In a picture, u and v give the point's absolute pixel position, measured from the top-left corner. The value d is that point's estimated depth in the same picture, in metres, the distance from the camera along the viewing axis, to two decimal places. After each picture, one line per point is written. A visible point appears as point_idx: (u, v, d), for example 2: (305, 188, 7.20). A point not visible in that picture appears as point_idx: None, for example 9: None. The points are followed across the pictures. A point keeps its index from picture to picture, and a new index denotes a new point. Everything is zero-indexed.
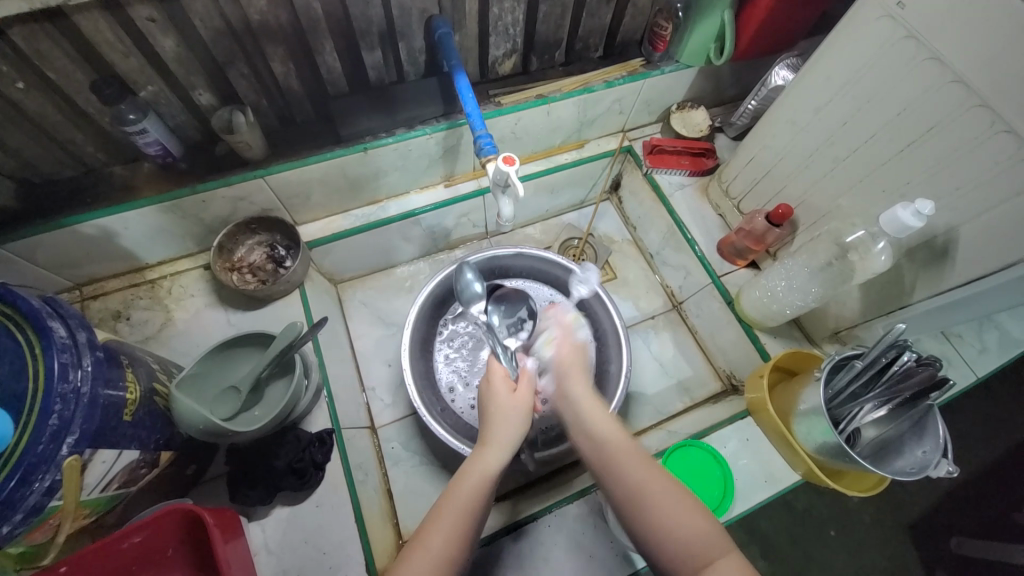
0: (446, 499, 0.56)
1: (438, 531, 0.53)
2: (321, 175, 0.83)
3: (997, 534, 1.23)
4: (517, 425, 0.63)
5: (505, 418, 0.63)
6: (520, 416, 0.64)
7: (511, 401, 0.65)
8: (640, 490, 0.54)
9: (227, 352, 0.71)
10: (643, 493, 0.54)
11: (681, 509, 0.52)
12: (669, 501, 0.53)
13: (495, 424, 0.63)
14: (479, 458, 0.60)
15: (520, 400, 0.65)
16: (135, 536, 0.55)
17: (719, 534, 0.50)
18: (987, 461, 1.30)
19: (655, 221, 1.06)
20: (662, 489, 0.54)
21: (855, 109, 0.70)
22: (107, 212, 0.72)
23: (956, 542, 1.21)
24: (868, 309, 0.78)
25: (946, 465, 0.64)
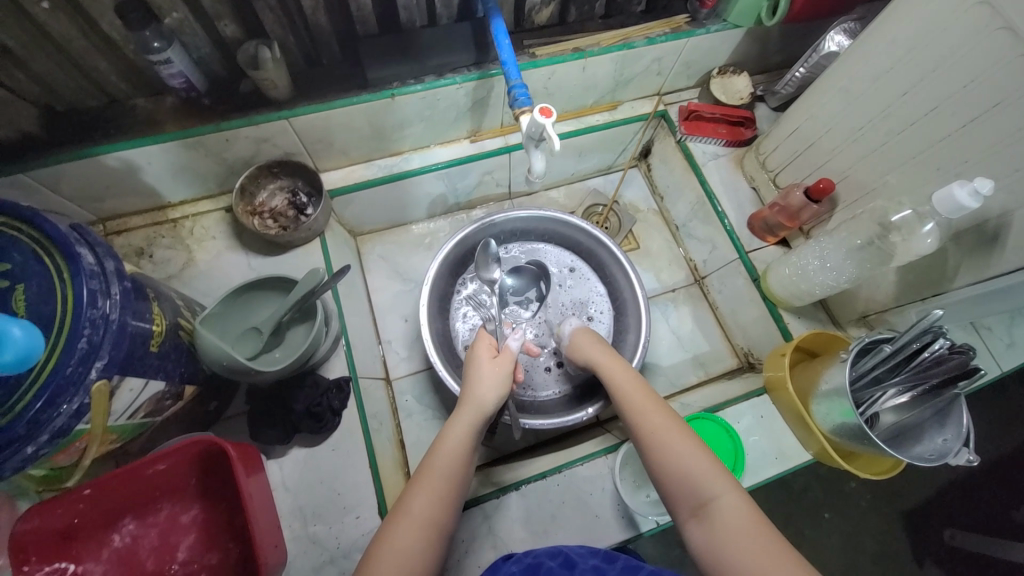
0: (434, 455, 0.59)
1: (424, 493, 0.55)
2: (345, 120, 0.80)
3: (993, 528, 1.24)
4: (498, 389, 0.65)
5: (488, 384, 0.65)
6: (501, 381, 0.66)
7: (490, 369, 0.67)
8: (652, 431, 0.58)
9: (248, 294, 0.71)
10: (655, 435, 0.58)
11: (689, 450, 0.56)
12: (678, 443, 0.56)
13: (475, 387, 0.65)
14: (461, 416, 0.62)
15: (501, 367, 0.67)
16: (160, 463, 0.56)
17: (725, 475, 0.53)
18: (993, 458, 1.29)
19: (684, 191, 1.03)
20: (673, 432, 0.57)
21: (917, 79, 0.65)
22: (130, 145, 0.71)
23: (949, 535, 1.23)
24: (902, 293, 0.76)
25: (966, 454, 0.65)
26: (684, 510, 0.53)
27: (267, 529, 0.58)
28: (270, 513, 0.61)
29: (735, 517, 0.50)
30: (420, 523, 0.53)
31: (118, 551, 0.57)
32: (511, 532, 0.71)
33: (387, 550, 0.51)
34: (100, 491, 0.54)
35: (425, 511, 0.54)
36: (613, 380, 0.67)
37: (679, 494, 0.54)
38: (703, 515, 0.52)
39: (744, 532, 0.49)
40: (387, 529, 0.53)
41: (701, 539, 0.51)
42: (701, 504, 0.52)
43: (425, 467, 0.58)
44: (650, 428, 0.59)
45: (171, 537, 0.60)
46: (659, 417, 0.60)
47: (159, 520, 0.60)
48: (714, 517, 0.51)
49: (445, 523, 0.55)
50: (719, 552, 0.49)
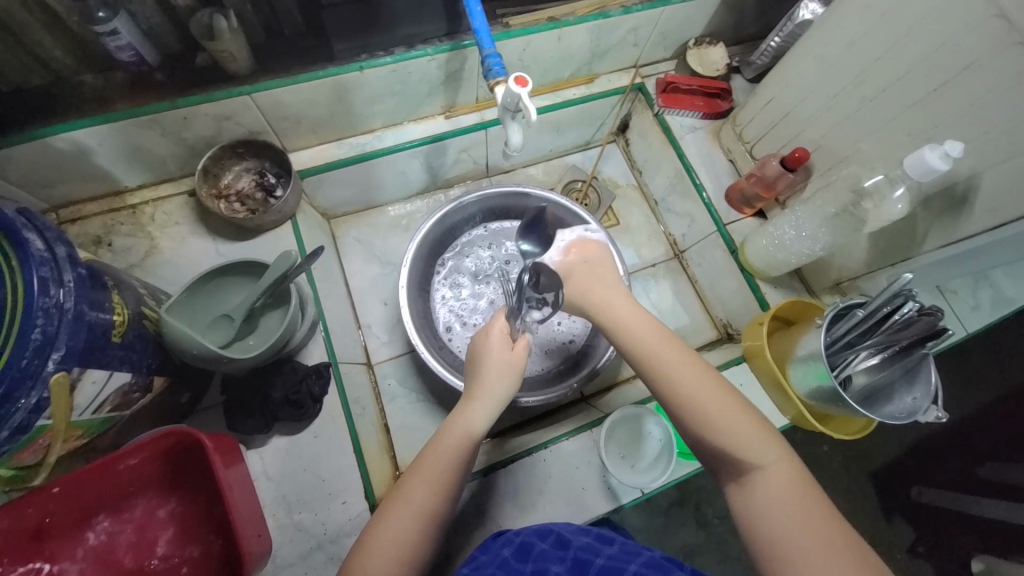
0: (430, 456, 0.56)
1: (424, 486, 0.54)
2: (313, 96, 0.77)
3: (957, 484, 1.30)
4: (510, 383, 0.63)
5: (494, 377, 0.62)
6: (506, 377, 0.63)
7: (505, 359, 0.63)
8: (695, 401, 0.53)
9: (216, 280, 0.67)
10: (696, 398, 0.53)
11: (736, 418, 0.52)
12: (720, 409, 0.52)
13: (488, 379, 0.62)
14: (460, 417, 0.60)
15: (505, 362, 0.63)
16: (132, 458, 0.54)
17: (773, 441, 0.51)
18: (954, 416, 1.36)
19: (662, 166, 1.03)
20: (716, 403, 0.53)
21: (890, 45, 0.66)
22: (78, 126, 0.66)
23: (916, 492, 1.28)
24: (874, 259, 0.77)
25: (935, 412, 0.68)
26: (724, 475, 0.52)
27: (249, 519, 0.57)
28: (252, 503, 0.60)
29: (775, 489, 0.48)
30: (418, 513, 0.53)
31: (94, 549, 0.55)
32: (501, 508, 0.72)
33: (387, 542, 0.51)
34: (71, 489, 0.52)
35: (425, 504, 0.54)
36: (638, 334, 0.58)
37: (719, 461, 0.52)
38: (743, 483, 0.50)
39: (786, 504, 0.47)
40: (386, 517, 0.53)
41: (744, 506, 0.49)
42: (742, 473, 0.50)
43: (427, 459, 0.56)
44: (686, 394, 0.54)
45: (148, 532, 0.58)
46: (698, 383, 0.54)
47: (135, 516, 0.58)
48: (754, 486, 0.49)
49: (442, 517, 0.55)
50: (763, 520, 0.47)
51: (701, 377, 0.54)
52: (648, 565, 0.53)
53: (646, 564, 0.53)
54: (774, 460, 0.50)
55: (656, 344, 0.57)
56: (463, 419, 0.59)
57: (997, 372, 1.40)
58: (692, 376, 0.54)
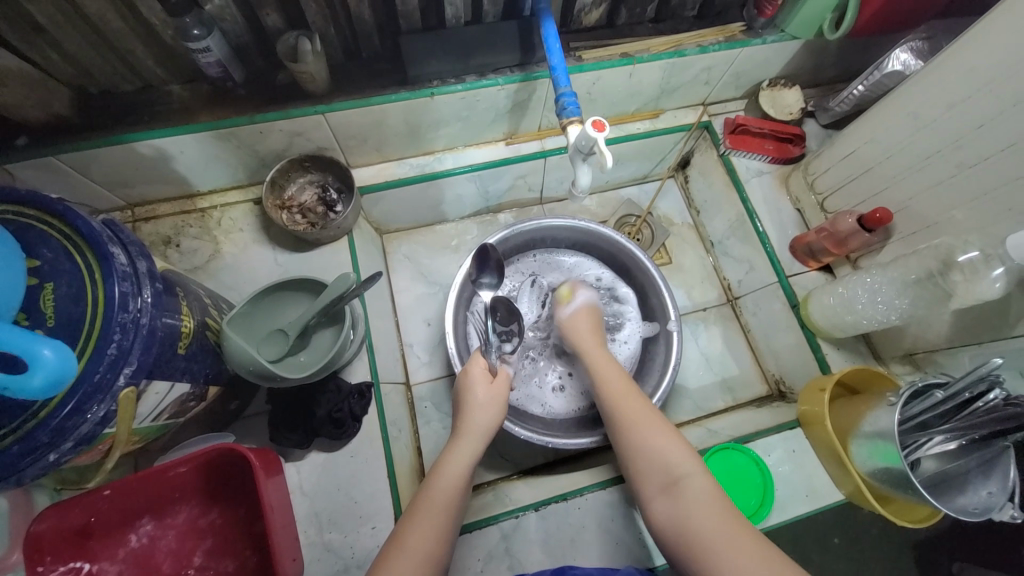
0: (425, 495, 0.57)
1: (421, 527, 0.54)
2: (382, 118, 0.78)
3: None
4: (496, 415, 0.67)
5: (483, 409, 0.66)
6: (498, 406, 0.67)
7: (489, 395, 0.67)
8: (631, 422, 0.64)
9: (274, 294, 0.68)
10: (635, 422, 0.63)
11: (661, 434, 0.61)
12: (655, 429, 0.62)
13: (471, 411, 0.66)
14: (455, 450, 0.62)
15: (496, 393, 0.68)
16: (181, 467, 0.56)
17: (691, 455, 0.59)
18: None
19: (723, 208, 0.99)
20: (655, 426, 0.62)
21: (998, 111, 0.61)
22: (161, 134, 0.69)
23: (958, 567, 1.20)
24: (956, 334, 0.71)
25: (1010, 510, 0.63)
26: (653, 489, 0.58)
27: (286, 539, 0.57)
28: (289, 522, 0.60)
29: (697, 495, 0.55)
30: (422, 560, 0.52)
31: (134, 551, 0.56)
32: (528, 553, 0.69)
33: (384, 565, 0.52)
34: (122, 490, 0.54)
35: (425, 547, 0.53)
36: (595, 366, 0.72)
37: (649, 477, 0.59)
38: (671, 491, 0.57)
39: (706, 508, 0.54)
40: (385, 563, 0.52)
41: (668, 515, 0.55)
42: (670, 482, 0.57)
43: (423, 500, 0.57)
44: (628, 414, 0.64)
45: (188, 540, 0.58)
46: (637, 413, 0.64)
47: (178, 522, 0.58)
48: (681, 494, 0.56)
49: (444, 556, 0.54)
50: (685, 524, 0.54)
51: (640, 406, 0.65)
52: None
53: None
54: (692, 471, 0.57)
55: (613, 376, 0.70)
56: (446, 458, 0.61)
57: None
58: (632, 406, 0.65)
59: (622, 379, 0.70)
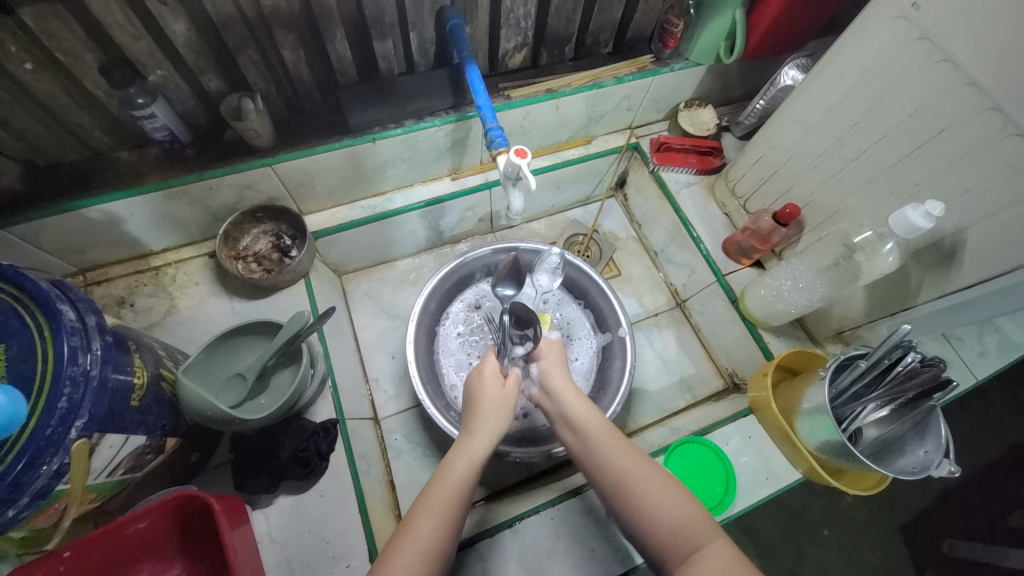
0: (433, 489, 0.59)
1: (428, 517, 0.56)
2: (328, 164, 0.82)
3: (989, 538, 1.24)
4: (504, 419, 0.67)
5: (491, 413, 0.67)
6: (505, 412, 0.67)
7: (499, 396, 0.68)
8: (630, 482, 0.59)
9: (229, 342, 0.70)
10: (633, 481, 0.59)
11: (664, 496, 0.58)
12: (667, 494, 0.58)
13: (482, 418, 0.66)
14: (465, 446, 0.63)
15: (506, 396, 0.68)
16: (140, 522, 0.55)
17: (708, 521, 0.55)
18: (977, 463, 1.32)
19: (660, 219, 1.07)
20: (663, 490, 0.58)
21: (867, 110, 0.70)
22: (110, 197, 0.71)
23: (948, 545, 1.24)
24: (873, 309, 0.78)
25: (947, 465, 0.65)
26: (671, 563, 0.54)
27: None
28: (257, 565, 0.59)
29: (717, 561, 0.51)
30: (425, 548, 0.54)
31: None
32: (506, 571, 0.70)
33: (390, 560, 0.53)
34: (79, 555, 0.52)
35: (428, 534, 0.55)
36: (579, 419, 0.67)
37: (663, 548, 0.55)
38: (687, 562, 0.53)
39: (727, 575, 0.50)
40: (390, 552, 0.54)
41: None
42: (686, 553, 0.53)
43: (431, 492, 0.59)
44: (625, 472, 0.60)
45: None
46: (632, 471, 0.60)
47: None
48: (700, 565, 0.52)
49: (446, 545, 0.56)
50: None
51: (637, 462, 0.61)
52: None
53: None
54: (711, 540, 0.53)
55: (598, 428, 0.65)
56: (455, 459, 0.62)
57: (1018, 417, 1.36)
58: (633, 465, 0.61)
59: (610, 431, 0.65)
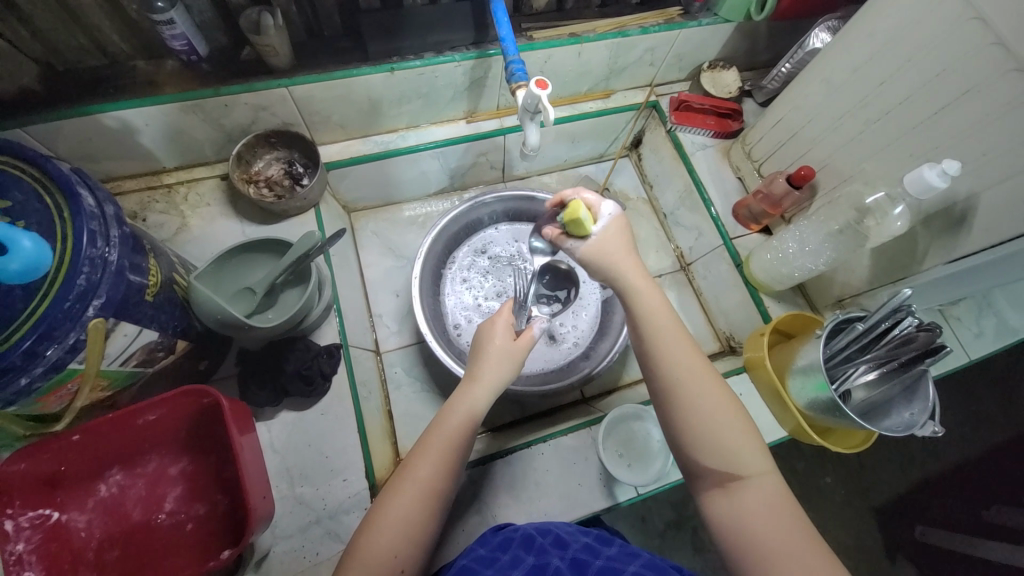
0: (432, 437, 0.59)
1: (426, 463, 0.58)
2: (346, 92, 0.82)
3: (963, 525, 1.28)
4: (507, 370, 0.66)
5: (497, 362, 0.66)
6: (508, 364, 0.66)
7: (506, 347, 0.67)
8: (689, 396, 0.55)
9: (240, 256, 0.71)
10: (691, 397, 0.55)
11: (723, 412, 0.55)
12: (725, 415, 0.55)
13: (485, 366, 0.65)
14: (466, 396, 0.63)
15: (514, 350, 0.67)
16: (151, 414, 0.57)
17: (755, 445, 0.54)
18: (958, 454, 1.35)
19: (672, 180, 1.06)
20: (720, 406, 0.55)
21: (892, 71, 0.69)
22: (126, 105, 0.71)
23: (920, 530, 1.25)
24: (875, 276, 0.79)
25: (931, 426, 0.67)
26: (710, 481, 0.53)
27: (257, 481, 0.59)
28: (261, 469, 0.62)
29: (761, 499, 0.51)
30: (420, 495, 0.56)
31: (103, 500, 0.59)
32: (496, 497, 0.73)
33: (389, 499, 0.56)
34: (91, 438, 0.55)
35: (427, 481, 0.57)
36: (650, 322, 0.60)
37: (710, 468, 0.53)
38: (730, 489, 0.52)
39: (768, 514, 0.50)
40: (389, 495, 0.57)
41: (725, 513, 0.51)
42: (729, 479, 0.52)
43: (429, 439, 0.60)
44: (689, 389, 0.56)
45: (158, 488, 0.61)
46: (696, 386, 0.56)
47: (147, 471, 0.61)
48: (743, 495, 0.51)
49: (442, 492, 0.57)
50: (745, 527, 0.50)
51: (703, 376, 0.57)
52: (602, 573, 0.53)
53: (645, 565, 0.54)
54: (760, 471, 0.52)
55: (674, 340, 0.59)
56: (456, 407, 0.62)
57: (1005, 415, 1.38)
58: (702, 384, 0.56)
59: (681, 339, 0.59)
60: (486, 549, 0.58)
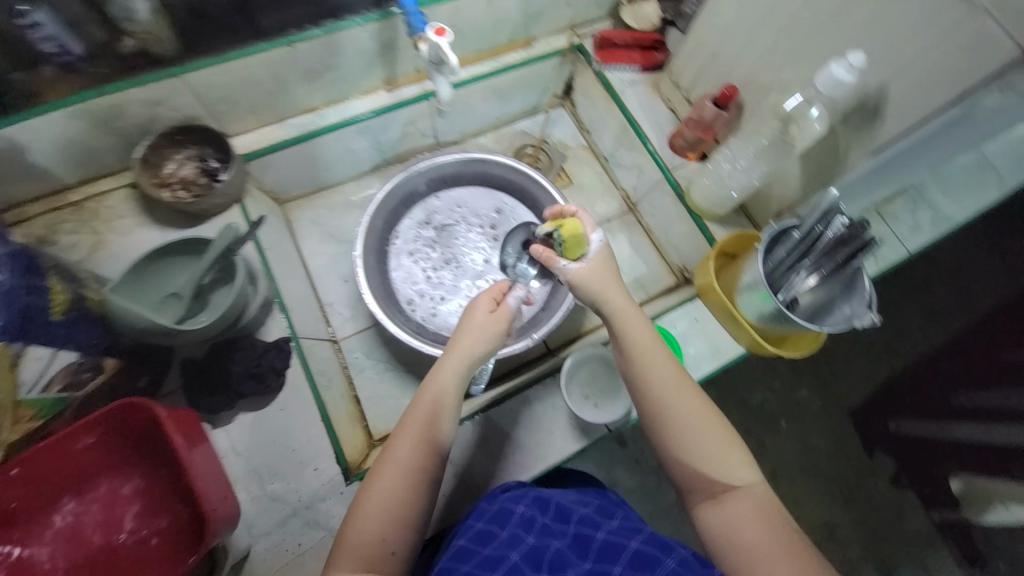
0: (412, 417, 0.62)
1: (405, 442, 0.60)
2: (247, 74, 0.77)
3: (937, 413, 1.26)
4: (487, 342, 0.66)
5: (475, 333, 0.66)
6: (491, 336, 0.66)
7: (486, 322, 0.66)
8: (680, 421, 0.60)
9: (161, 259, 0.68)
10: (682, 420, 0.60)
11: (712, 434, 0.59)
12: (714, 439, 0.59)
13: (462, 338, 0.66)
14: (443, 368, 0.65)
15: (496, 323, 0.67)
16: (88, 437, 0.56)
17: (740, 458, 0.59)
18: (933, 345, 1.32)
19: (607, 123, 1.04)
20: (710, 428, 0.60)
21: None
22: (11, 120, 0.67)
23: (894, 426, 1.27)
24: (807, 184, 0.80)
25: (870, 315, 0.69)
26: (700, 494, 0.58)
27: (216, 482, 0.57)
28: (220, 473, 0.59)
29: (747, 506, 0.55)
30: (402, 472, 0.59)
31: (61, 530, 0.58)
32: (471, 458, 0.73)
33: (375, 479, 0.59)
34: (32, 471, 0.54)
35: (408, 459, 0.59)
36: (637, 355, 0.63)
37: (697, 482, 0.58)
38: (719, 500, 0.57)
39: (751, 520, 0.54)
40: (375, 475, 0.60)
41: (713, 521, 0.56)
42: (719, 491, 0.57)
43: (410, 417, 0.62)
44: (681, 416, 0.60)
45: (116, 508, 0.60)
46: (690, 413, 0.60)
47: (100, 495, 0.60)
48: (729, 503, 0.56)
49: (425, 468, 0.60)
50: (731, 532, 0.54)
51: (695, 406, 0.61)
52: (601, 552, 0.54)
53: (646, 540, 0.55)
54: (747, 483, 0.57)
55: (664, 371, 0.62)
56: (441, 383, 0.63)
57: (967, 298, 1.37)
58: (697, 413, 0.60)
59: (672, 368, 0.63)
60: (484, 522, 0.59)
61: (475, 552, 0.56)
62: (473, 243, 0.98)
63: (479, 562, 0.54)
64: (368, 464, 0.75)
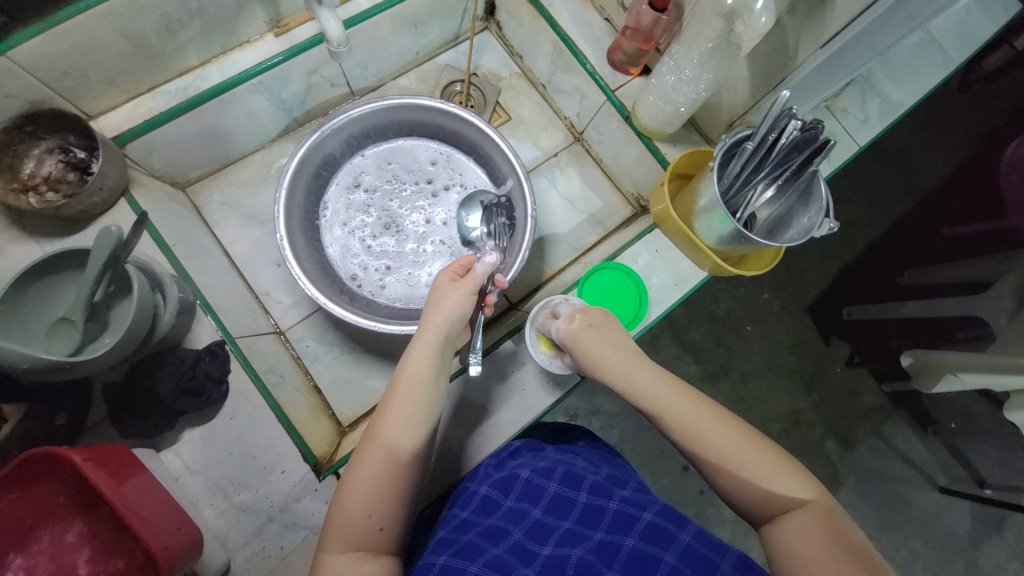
0: (394, 391, 0.57)
1: (389, 420, 0.55)
2: (92, 36, 0.63)
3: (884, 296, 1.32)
4: (462, 313, 0.60)
5: (445, 302, 0.60)
6: (465, 304, 0.60)
7: (457, 294, 0.60)
8: (720, 454, 0.53)
9: (42, 280, 0.60)
10: (721, 449, 0.53)
11: (759, 456, 0.52)
12: (764, 461, 0.52)
13: (434, 309, 0.60)
14: (421, 340, 0.59)
15: (464, 292, 0.60)
16: (11, 490, 0.52)
17: (793, 472, 0.52)
18: (888, 222, 1.33)
19: (539, 43, 0.94)
20: (756, 454, 0.52)
21: None
22: None
23: (847, 312, 1.31)
24: (757, 88, 0.74)
25: (827, 223, 0.67)
26: (758, 518, 0.52)
27: (161, 516, 0.53)
28: (164, 501, 0.55)
29: (805, 524, 0.49)
30: (388, 452, 0.54)
31: None
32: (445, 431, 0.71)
33: (356, 461, 0.54)
34: None
35: (392, 438, 0.54)
36: (655, 392, 0.58)
37: (753, 509, 0.52)
38: (778, 521, 0.50)
39: (816, 542, 0.48)
40: (357, 458, 0.55)
41: (775, 546, 0.50)
42: (775, 513, 0.50)
43: (393, 393, 0.57)
44: (723, 449, 0.53)
45: (65, 556, 0.55)
46: (731, 438, 0.53)
47: (44, 546, 0.55)
48: (788, 525, 0.49)
49: (411, 446, 0.54)
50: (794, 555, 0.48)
51: (734, 429, 0.54)
52: (613, 527, 0.56)
53: (659, 512, 0.57)
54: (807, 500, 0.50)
55: (690, 403, 0.56)
56: (417, 354, 0.58)
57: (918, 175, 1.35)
58: (737, 436, 0.53)
59: (697, 397, 0.57)
60: (489, 488, 0.63)
61: (476, 523, 0.60)
62: (411, 202, 0.90)
63: (481, 530, 0.59)
64: (339, 454, 0.72)
